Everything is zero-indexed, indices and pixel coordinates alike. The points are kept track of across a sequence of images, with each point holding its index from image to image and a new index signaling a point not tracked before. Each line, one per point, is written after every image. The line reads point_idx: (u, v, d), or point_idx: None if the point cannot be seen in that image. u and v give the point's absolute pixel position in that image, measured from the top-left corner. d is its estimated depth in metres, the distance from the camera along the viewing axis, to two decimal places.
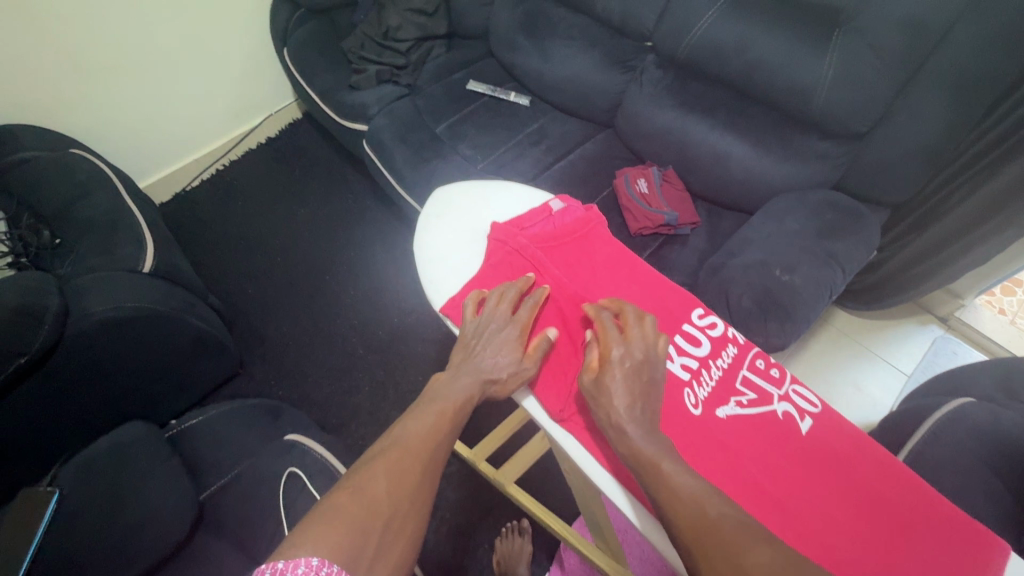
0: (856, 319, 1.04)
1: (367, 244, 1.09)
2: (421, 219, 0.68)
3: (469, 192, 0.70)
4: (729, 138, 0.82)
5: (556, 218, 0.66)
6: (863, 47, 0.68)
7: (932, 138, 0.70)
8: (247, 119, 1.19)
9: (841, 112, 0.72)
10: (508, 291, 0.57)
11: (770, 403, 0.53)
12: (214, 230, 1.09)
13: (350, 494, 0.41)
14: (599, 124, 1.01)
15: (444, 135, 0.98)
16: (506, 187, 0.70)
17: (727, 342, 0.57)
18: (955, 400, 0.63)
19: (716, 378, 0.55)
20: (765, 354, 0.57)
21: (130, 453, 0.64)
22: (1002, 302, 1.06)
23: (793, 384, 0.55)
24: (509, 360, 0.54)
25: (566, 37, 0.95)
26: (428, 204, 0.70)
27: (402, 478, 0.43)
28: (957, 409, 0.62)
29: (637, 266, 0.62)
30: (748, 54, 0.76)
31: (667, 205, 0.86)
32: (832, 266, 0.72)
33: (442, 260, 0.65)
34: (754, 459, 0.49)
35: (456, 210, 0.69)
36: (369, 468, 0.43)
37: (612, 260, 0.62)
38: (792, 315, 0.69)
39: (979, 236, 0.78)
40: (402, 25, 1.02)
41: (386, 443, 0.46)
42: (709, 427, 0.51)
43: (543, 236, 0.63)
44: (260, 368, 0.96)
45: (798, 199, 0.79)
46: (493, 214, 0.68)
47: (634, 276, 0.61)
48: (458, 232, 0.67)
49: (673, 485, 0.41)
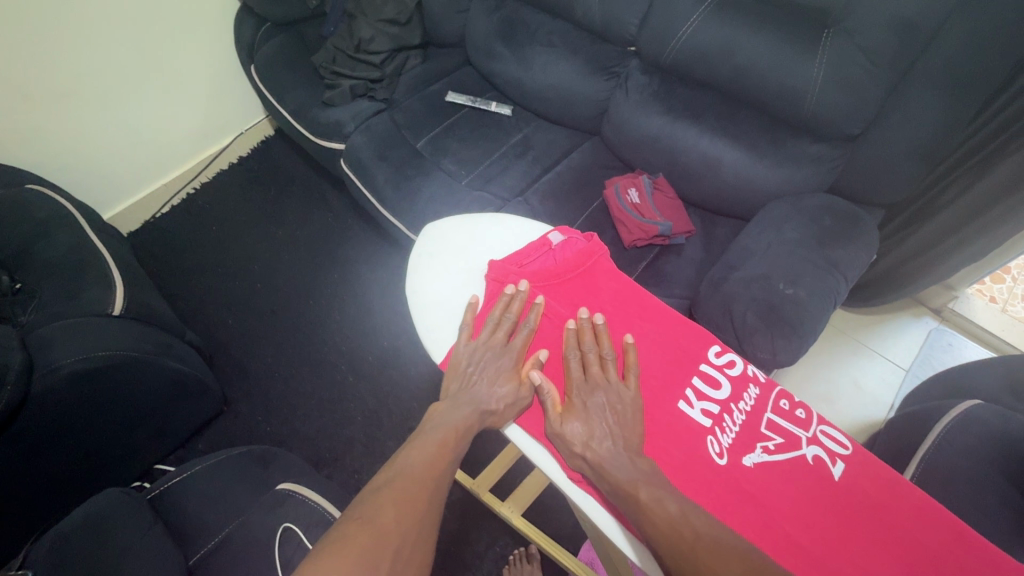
0: (851, 316, 0.99)
1: (353, 264, 1.08)
2: (410, 260, 0.60)
3: (460, 227, 0.63)
4: (721, 143, 0.76)
5: (556, 253, 0.57)
6: (853, 49, 0.63)
7: (928, 139, 0.65)
8: (217, 139, 1.20)
9: (832, 115, 0.67)
10: (505, 317, 0.52)
11: (799, 448, 0.45)
12: (193, 256, 1.09)
13: (360, 526, 0.36)
14: (585, 132, 0.95)
15: (426, 150, 0.93)
16: (499, 221, 0.63)
17: (748, 381, 0.49)
18: (963, 403, 0.62)
19: (740, 424, 0.47)
20: (789, 393, 0.49)
21: (109, 522, 0.55)
22: (993, 290, 1.01)
23: (821, 424, 0.47)
24: (498, 387, 0.48)
25: (546, 44, 0.91)
26: (418, 242, 0.62)
27: (412, 508, 0.39)
28: (965, 413, 0.61)
29: (647, 302, 0.54)
30: (735, 58, 0.71)
31: (661, 214, 0.77)
32: (835, 275, 0.64)
33: (435, 305, 0.57)
34: (790, 517, 0.41)
35: (448, 248, 0.61)
36: (376, 497, 0.39)
37: (620, 297, 0.54)
38: (799, 331, 0.60)
39: (973, 233, 0.74)
40: (375, 37, 0.99)
41: (392, 472, 0.42)
42: (738, 480, 0.43)
43: (544, 273, 0.55)
44: (245, 404, 0.93)
45: (793, 206, 0.72)
46: (486, 250, 0.61)
47: (645, 314, 0.53)
48: (453, 273, 0.59)
49: (653, 513, 0.39)
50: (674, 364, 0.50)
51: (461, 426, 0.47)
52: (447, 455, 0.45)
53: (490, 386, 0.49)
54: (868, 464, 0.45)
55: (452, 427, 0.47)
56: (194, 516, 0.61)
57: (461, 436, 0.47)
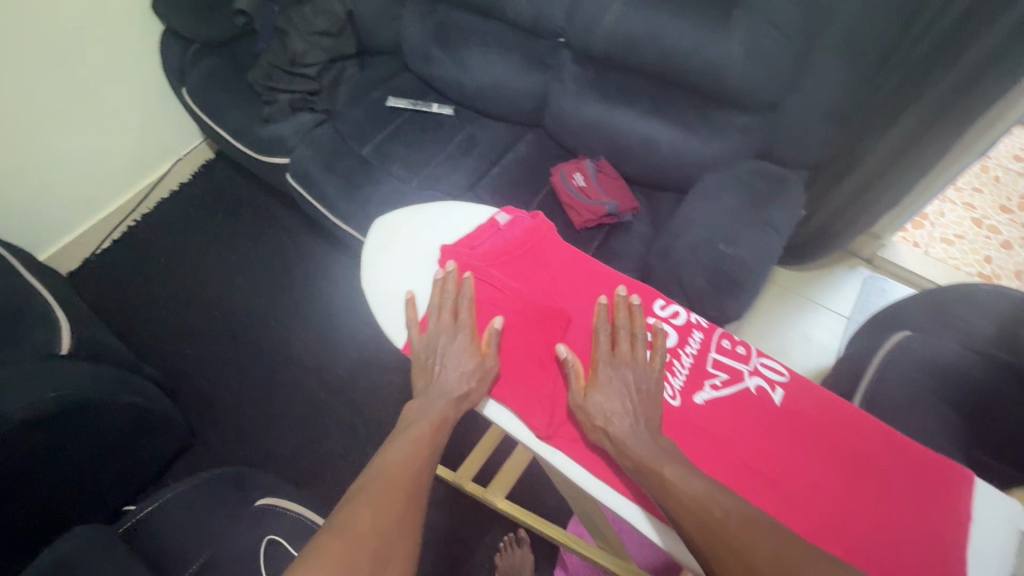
0: (794, 273, 1.06)
1: (311, 278, 1.07)
2: (363, 255, 0.61)
3: (408, 219, 0.64)
4: (655, 122, 0.81)
5: (504, 230, 0.60)
6: (763, 24, 0.69)
7: (836, 99, 0.73)
8: (154, 169, 1.17)
9: (753, 86, 0.72)
10: (447, 299, 0.54)
11: (743, 381, 0.49)
12: (141, 290, 1.06)
13: (341, 532, 0.37)
14: (526, 125, 0.98)
15: (373, 157, 0.93)
16: (448, 208, 0.64)
17: (692, 327, 0.53)
18: (896, 334, 0.68)
19: (688, 366, 0.51)
20: (730, 333, 0.53)
21: (83, 560, 0.53)
22: (914, 235, 1.10)
23: (760, 356, 0.51)
24: (469, 369, 0.50)
25: (481, 43, 0.92)
26: (368, 238, 0.63)
27: (393, 508, 0.40)
28: (900, 342, 0.67)
29: (593, 266, 0.58)
30: (659, 41, 0.75)
31: (606, 195, 0.81)
32: (770, 232, 0.69)
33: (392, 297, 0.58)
34: (739, 442, 0.46)
35: (399, 241, 0.62)
36: (354, 503, 0.40)
37: (568, 264, 0.58)
38: (743, 288, 0.65)
39: (889, 184, 0.80)
40: (309, 50, 0.98)
41: (368, 476, 0.43)
42: (688, 417, 0.48)
43: (494, 251, 0.57)
44: (213, 433, 0.91)
45: (728, 174, 0.77)
46: (437, 238, 0.62)
47: (593, 278, 0.57)
48: (407, 264, 0.60)
49: (674, 490, 0.41)
50: None
51: (441, 418, 0.48)
52: (423, 452, 0.46)
53: (460, 369, 0.50)
54: (804, 385, 0.50)
55: (432, 421, 0.48)
56: (171, 544, 0.60)
57: (443, 425, 0.48)
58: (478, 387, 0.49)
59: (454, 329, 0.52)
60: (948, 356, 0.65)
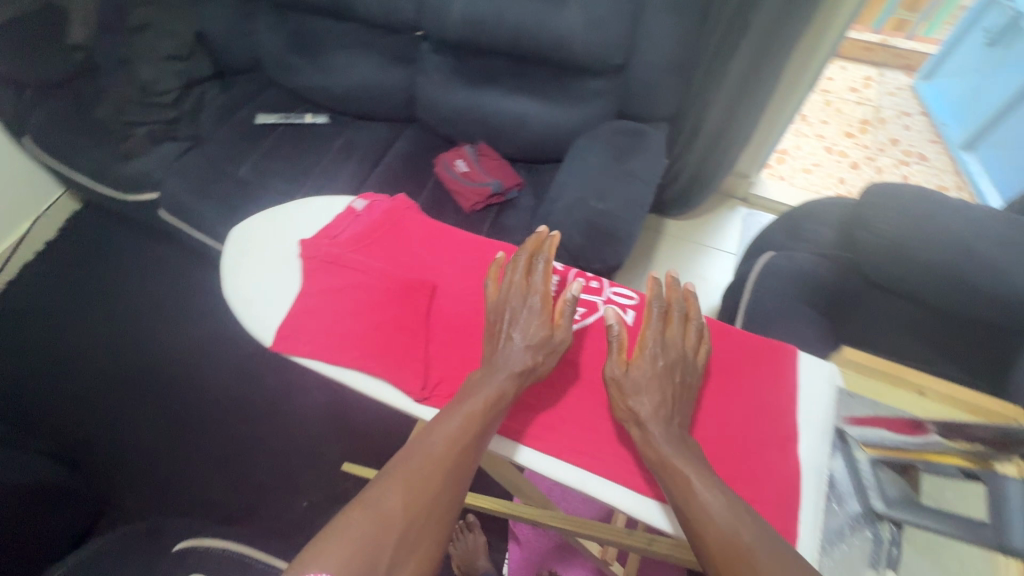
0: (682, 223, 1.14)
1: (215, 313, 1.02)
2: (222, 262, 0.62)
3: (267, 220, 0.65)
4: (520, 100, 0.85)
5: (364, 216, 0.64)
6: None
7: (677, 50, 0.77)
8: (11, 229, 1.07)
9: (598, 50, 0.76)
10: (519, 257, 0.56)
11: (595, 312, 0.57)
12: (21, 362, 0.97)
13: (360, 510, 0.38)
14: (400, 120, 0.99)
15: (247, 176, 0.90)
16: (305, 204, 0.66)
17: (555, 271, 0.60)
18: (763, 258, 0.76)
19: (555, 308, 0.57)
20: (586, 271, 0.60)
21: None
22: (779, 169, 1.24)
23: (613, 286, 0.59)
24: (528, 320, 0.52)
25: (338, 45, 0.92)
26: (227, 247, 0.63)
27: (421, 484, 0.41)
28: (767, 263, 0.75)
29: (456, 233, 0.63)
30: (506, 19, 0.77)
31: (489, 175, 0.83)
32: (636, 182, 0.75)
33: (254, 296, 0.59)
34: None
35: (260, 244, 0.63)
36: (388, 476, 0.41)
37: (431, 236, 0.63)
38: (618, 237, 0.70)
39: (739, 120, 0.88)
40: (159, 76, 0.93)
41: (416, 445, 0.43)
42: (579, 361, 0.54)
43: (355, 237, 0.62)
44: (132, 498, 0.85)
45: (593, 136, 0.82)
46: (297, 233, 0.64)
47: (455, 244, 0.62)
48: (268, 264, 0.61)
49: (697, 502, 0.40)
50: (488, 276, 0.59)
51: (491, 393, 0.47)
52: (474, 429, 0.45)
53: (522, 318, 0.52)
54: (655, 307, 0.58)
55: (487, 391, 0.48)
56: None
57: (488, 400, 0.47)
58: (537, 361, 0.50)
59: (522, 298, 0.53)
60: (809, 269, 0.73)
